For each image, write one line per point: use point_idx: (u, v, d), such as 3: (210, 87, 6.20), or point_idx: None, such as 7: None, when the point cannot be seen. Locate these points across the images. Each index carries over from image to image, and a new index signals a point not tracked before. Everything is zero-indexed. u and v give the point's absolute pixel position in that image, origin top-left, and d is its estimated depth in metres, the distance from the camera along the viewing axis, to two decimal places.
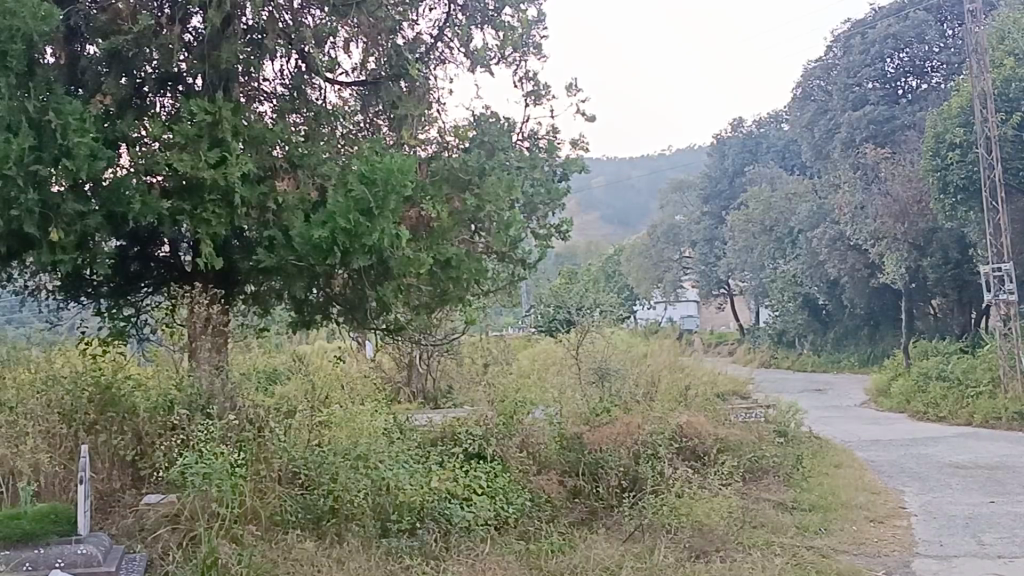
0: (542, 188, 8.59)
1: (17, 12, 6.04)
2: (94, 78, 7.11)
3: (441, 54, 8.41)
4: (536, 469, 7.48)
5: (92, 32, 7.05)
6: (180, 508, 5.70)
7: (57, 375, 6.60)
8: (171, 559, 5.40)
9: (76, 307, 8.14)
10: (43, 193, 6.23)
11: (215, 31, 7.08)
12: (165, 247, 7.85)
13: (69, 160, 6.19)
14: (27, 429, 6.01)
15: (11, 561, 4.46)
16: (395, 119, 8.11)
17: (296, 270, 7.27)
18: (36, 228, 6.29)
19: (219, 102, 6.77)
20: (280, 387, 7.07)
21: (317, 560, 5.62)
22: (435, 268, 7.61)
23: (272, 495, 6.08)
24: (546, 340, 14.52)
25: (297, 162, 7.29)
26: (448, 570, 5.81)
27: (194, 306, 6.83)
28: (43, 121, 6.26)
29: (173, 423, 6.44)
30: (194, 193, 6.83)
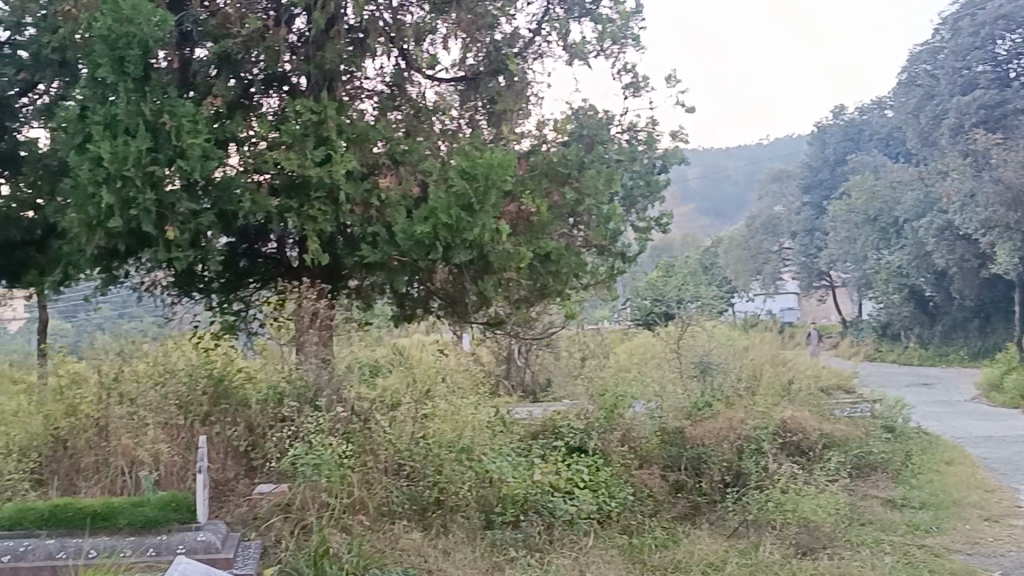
0: (642, 180, 8.54)
1: (133, 19, 6.40)
2: (206, 81, 7.26)
3: (539, 48, 8.38)
4: (637, 462, 7.50)
5: (202, 36, 7.24)
6: (291, 498, 5.84)
7: (174, 367, 6.82)
8: (283, 547, 5.54)
9: (189, 302, 8.43)
10: (159, 193, 6.50)
11: (320, 32, 7.29)
12: (272, 243, 8.17)
13: (183, 161, 6.44)
14: (147, 421, 6.29)
15: (136, 546, 4.64)
16: (494, 115, 8.17)
17: (399, 265, 7.40)
18: (153, 227, 6.53)
19: (325, 101, 6.95)
20: (383, 380, 7.02)
21: (424, 550, 5.72)
22: (535, 262, 7.66)
23: (379, 486, 6.18)
24: (644, 333, 14.44)
25: (399, 159, 7.34)
26: (553, 563, 5.86)
27: (302, 300, 7.05)
28: (158, 124, 6.54)
29: (283, 414, 6.63)
30: (301, 191, 7.03)
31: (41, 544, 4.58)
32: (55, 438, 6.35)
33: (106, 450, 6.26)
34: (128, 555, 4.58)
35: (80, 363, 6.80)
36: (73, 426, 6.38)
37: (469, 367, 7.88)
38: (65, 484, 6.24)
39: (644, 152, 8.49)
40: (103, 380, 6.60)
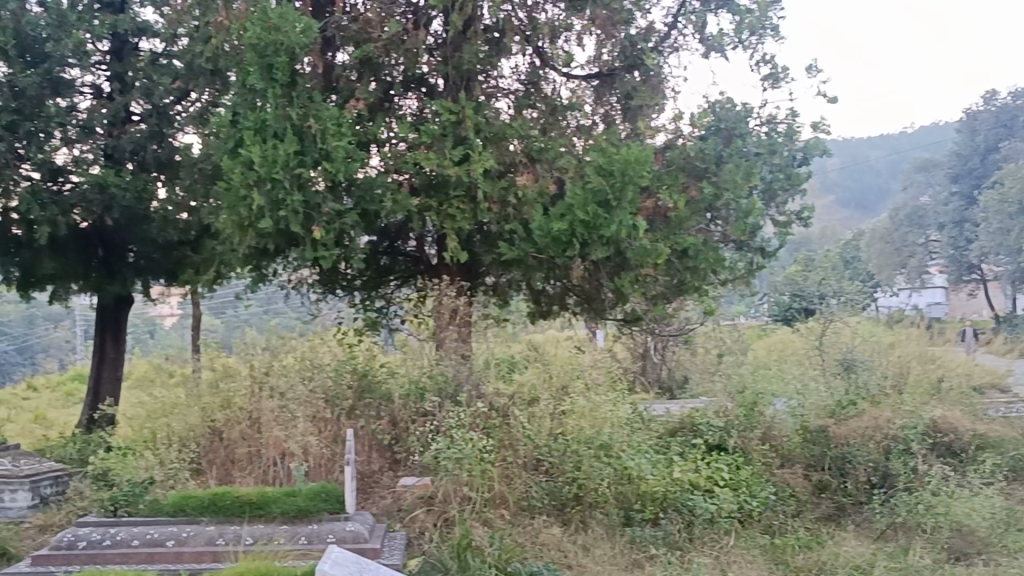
0: (782, 172, 8.33)
1: (281, 28, 6.67)
2: (347, 84, 7.44)
3: (675, 41, 8.31)
4: (779, 461, 7.37)
5: (344, 41, 7.43)
6: (434, 490, 5.98)
7: (320, 362, 7.05)
8: (427, 538, 5.69)
9: (333, 299, 8.73)
10: (306, 194, 6.72)
11: (457, 33, 7.41)
12: (412, 241, 8.31)
13: (328, 163, 6.65)
14: (296, 413, 6.54)
15: (289, 534, 4.84)
16: (630, 110, 8.14)
17: (536, 262, 7.46)
18: (301, 227, 6.76)
19: (463, 101, 7.05)
20: (520, 375, 7.05)
21: (564, 546, 5.78)
22: (673, 258, 7.59)
23: (518, 481, 6.27)
24: (783, 329, 14.11)
25: (534, 156, 7.31)
26: (694, 561, 5.82)
27: (442, 296, 7.23)
28: (305, 127, 6.78)
29: (425, 409, 6.79)
30: (440, 190, 7.16)
31: (202, 530, 4.81)
32: (213, 429, 6.65)
33: (259, 441, 6.52)
34: (282, 542, 4.78)
35: (231, 357, 7.12)
36: (229, 417, 6.67)
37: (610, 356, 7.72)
38: (222, 473, 6.54)
39: (784, 144, 8.28)
40: (255, 373, 6.84)
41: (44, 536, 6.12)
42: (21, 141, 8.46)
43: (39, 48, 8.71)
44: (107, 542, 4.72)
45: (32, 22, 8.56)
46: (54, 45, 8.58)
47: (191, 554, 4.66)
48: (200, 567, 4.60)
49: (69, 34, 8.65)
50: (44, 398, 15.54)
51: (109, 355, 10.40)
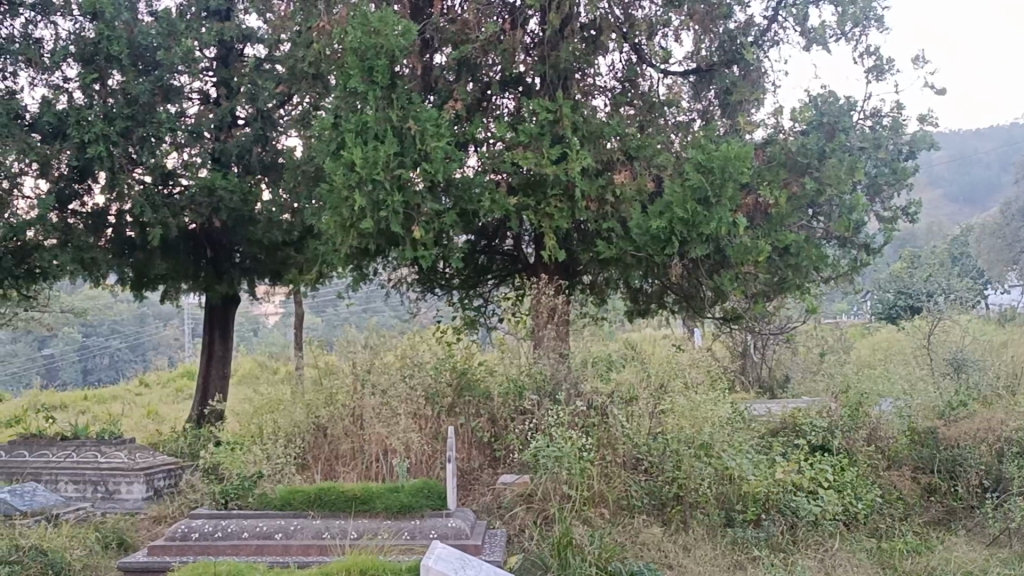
0: (887, 166, 8.10)
1: (381, 31, 6.80)
2: (445, 86, 7.52)
3: (776, 34, 8.14)
4: (886, 463, 7.19)
5: (442, 42, 7.52)
6: (534, 488, 6.02)
7: (421, 360, 7.15)
8: (527, 536, 5.73)
9: (432, 298, 8.84)
10: (406, 194, 6.80)
11: (554, 31, 7.43)
12: (510, 240, 8.34)
13: (427, 163, 6.73)
14: (398, 410, 6.64)
15: (393, 529, 4.91)
16: (728, 105, 8.04)
17: (634, 260, 7.42)
18: (401, 227, 6.86)
19: (560, 100, 7.02)
20: (618, 374, 7.03)
21: (665, 546, 5.76)
22: (774, 255, 7.47)
23: (618, 480, 6.25)
24: (889, 327, 13.74)
25: (633, 154, 7.29)
26: (798, 564, 5.73)
27: (540, 294, 7.28)
28: (404, 129, 6.87)
29: (524, 407, 6.84)
30: (538, 189, 7.17)
31: (309, 523, 4.92)
32: (317, 425, 6.79)
33: (362, 437, 6.67)
34: (386, 536, 4.86)
35: (333, 355, 7.27)
36: (333, 413, 6.81)
37: (710, 354, 7.59)
38: (326, 468, 6.68)
39: (890, 138, 8.07)
40: (357, 372, 6.99)
41: (159, 527, 6.36)
42: (134, 146, 8.77)
43: (150, 57, 9.05)
44: (218, 533, 4.86)
45: (144, 32, 8.92)
46: (165, 53, 8.89)
47: (298, 547, 4.77)
48: (307, 560, 4.70)
49: (179, 42, 8.97)
50: (157, 394, 16.10)
51: (218, 353, 10.70)
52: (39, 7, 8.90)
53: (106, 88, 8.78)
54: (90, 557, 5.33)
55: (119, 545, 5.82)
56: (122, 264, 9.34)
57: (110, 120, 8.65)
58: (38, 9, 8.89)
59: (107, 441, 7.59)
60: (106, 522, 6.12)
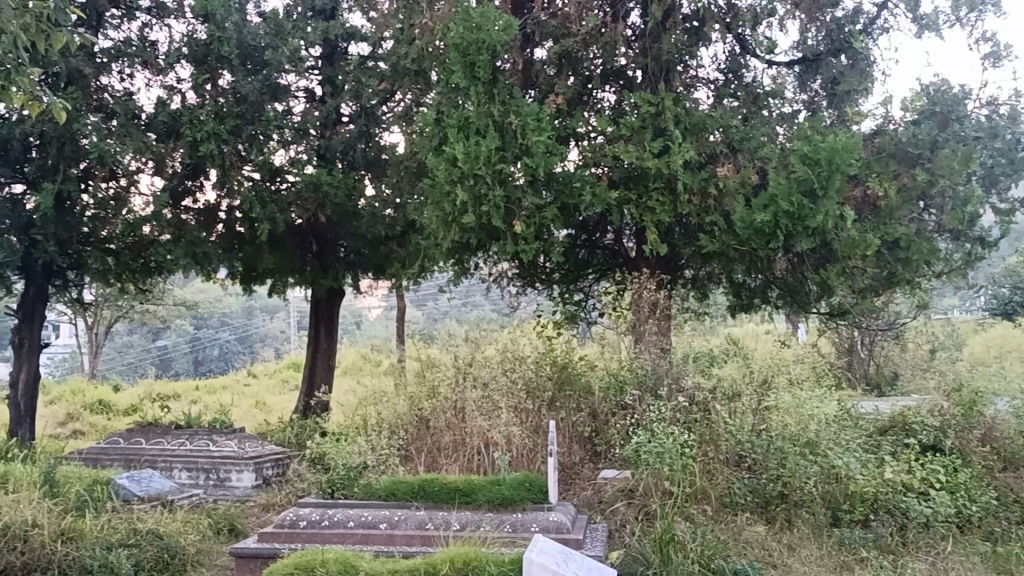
0: (1004, 157, 7.92)
1: (483, 26, 6.88)
2: (546, 80, 7.52)
3: (885, 22, 7.92)
4: (1001, 465, 6.94)
5: (543, 37, 7.55)
6: (635, 483, 6.00)
7: (522, 355, 7.18)
8: (628, 531, 5.71)
9: (533, 292, 8.87)
10: (507, 188, 6.85)
11: (656, 23, 7.35)
12: (610, 234, 8.31)
13: (529, 158, 6.77)
14: (500, 404, 6.68)
15: (495, 521, 4.94)
16: (835, 96, 7.85)
17: (738, 255, 7.30)
18: (503, 221, 6.89)
19: (662, 93, 6.96)
20: (720, 370, 6.96)
21: (769, 545, 5.66)
22: (883, 249, 7.28)
23: (720, 477, 6.15)
24: (1004, 324, 13.21)
25: (736, 146, 7.16)
26: (908, 567, 5.56)
27: (641, 289, 7.24)
28: (506, 124, 6.91)
29: (625, 402, 6.82)
30: (640, 182, 7.12)
31: (412, 513, 4.97)
32: (419, 417, 6.89)
33: (464, 430, 6.70)
34: (487, 528, 4.89)
35: (436, 350, 7.38)
36: (435, 406, 6.89)
37: (815, 350, 7.42)
38: (429, 461, 6.70)
39: (1007, 127, 7.78)
40: (458, 366, 7.08)
41: (268, 515, 6.53)
42: (244, 143, 9.00)
43: (259, 56, 9.30)
44: (325, 522, 4.95)
45: (253, 33, 9.17)
46: (273, 53, 9.13)
47: (402, 537, 4.84)
48: (412, 550, 4.77)
49: (286, 42, 9.19)
50: (265, 385, 16.54)
51: (324, 344, 10.91)
52: (155, 11, 9.23)
53: (217, 88, 9.04)
54: (203, 542, 5.52)
55: (229, 531, 6.01)
56: (232, 259, 9.59)
57: (220, 119, 8.91)
58: (154, 13, 9.22)
59: (219, 431, 7.83)
60: (217, 509, 6.32)
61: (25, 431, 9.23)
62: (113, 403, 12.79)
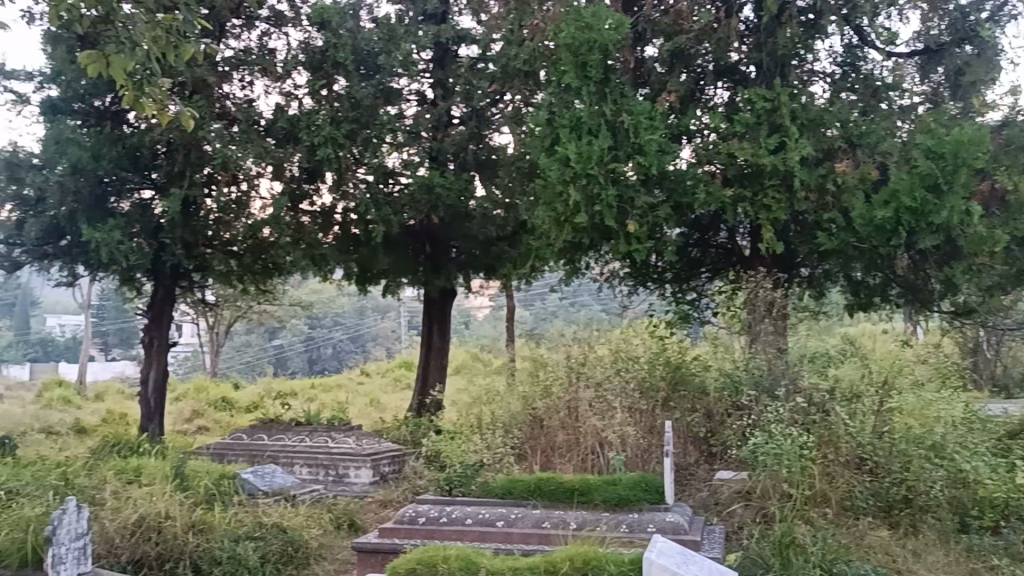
0: None
1: (594, 25, 6.91)
2: (657, 79, 7.46)
3: (1013, 8, 7.59)
4: None
5: (654, 34, 7.51)
6: (752, 485, 5.93)
7: (634, 354, 7.19)
8: (745, 533, 5.66)
9: (644, 290, 8.81)
10: (620, 188, 6.86)
11: (771, 17, 7.21)
12: (723, 232, 8.21)
13: (642, 157, 6.76)
14: (613, 403, 6.66)
15: (612, 520, 4.92)
16: (959, 87, 7.58)
17: (857, 252, 7.12)
18: (615, 221, 6.88)
19: (778, 88, 6.84)
20: (838, 370, 6.80)
21: (893, 550, 5.51)
22: (1013, 245, 7.00)
23: (841, 479, 6.00)
24: None
25: (855, 141, 6.99)
26: None
27: (756, 287, 7.15)
28: (618, 123, 6.91)
29: (741, 403, 6.71)
30: (755, 180, 7.01)
31: (529, 512, 5.00)
32: (533, 416, 6.95)
33: (577, 429, 6.70)
34: (604, 528, 4.87)
35: (549, 350, 7.41)
36: (548, 405, 6.93)
37: (940, 350, 7.18)
38: (543, 459, 6.77)
39: None
40: (570, 366, 7.13)
41: (387, 511, 6.66)
42: (359, 147, 9.20)
43: (372, 61, 9.45)
44: (443, 518, 5.00)
45: (368, 38, 9.35)
46: (386, 58, 9.29)
47: (520, 535, 4.85)
48: (529, 548, 4.78)
49: (399, 46, 9.35)
50: (378, 383, 16.87)
51: (436, 344, 11.02)
52: (273, 20, 9.49)
53: (333, 93, 9.25)
54: (325, 536, 5.71)
55: (349, 526, 6.15)
56: (347, 260, 9.81)
57: (336, 123, 9.12)
58: (272, 22, 9.48)
59: (337, 428, 7.99)
60: (337, 504, 6.49)
61: (155, 427, 9.63)
62: (235, 401, 13.23)
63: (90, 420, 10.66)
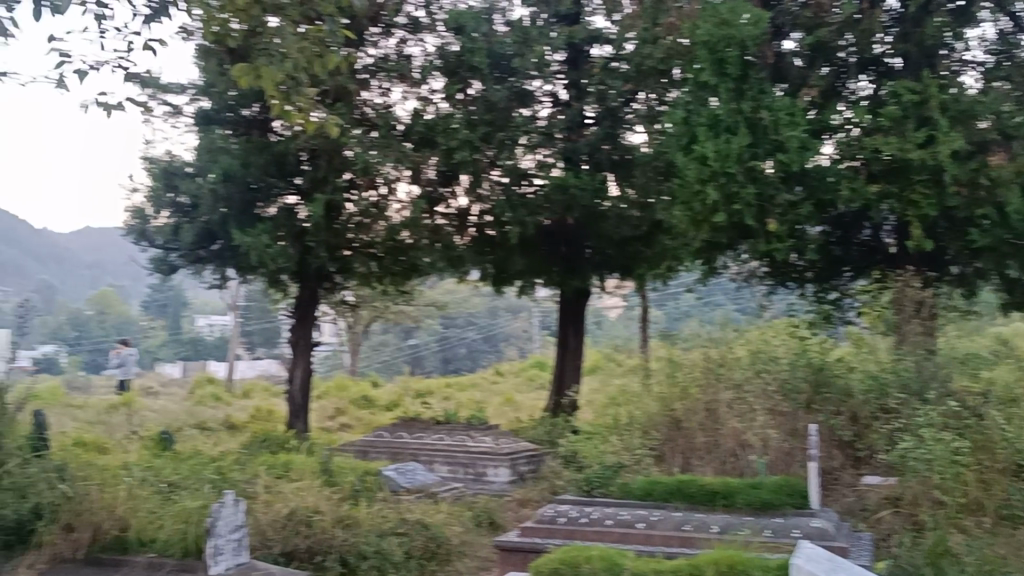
0: None
1: (732, 22, 6.83)
2: (797, 73, 7.30)
3: None
4: None
5: (794, 27, 7.34)
6: (901, 492, 5.76)
7: (775, 355, 7.07)
8: (894, 541, 5.55)
9: (785, 289, 8.60)
10: (759, 186, 6.75)
11: (918, 6, 6.93)
12: (868, 229, 7.96)
13: (782, 154, 6.64)
14: (753, 405, 6.72)
15: (756, 525, 4.83)
16: None
17: (1013, 249, 6.80)
18: (754, 220, 6.80)
19: (926, 80, 6.60)
20: (991, 372, 6.38)
21: None
22: None
23: (997, 487, 5.51)
24: None
25: (1010, 133, 6.66)
26: None
27: (904, 285, 7.07)
28: (757, 120, 6.77)
29: (889, 406, 6.48)
30: (901, 175, 6.76)
31: (670, 515, 4.97)
32: (671, 418, 6.98)
33: (717, 431, 6.77)
34: (747, 533, 4.77)
35: (687, 351, 7.34)
36: (687, 407, 6.97)
37: None
38: (683, 461, 6.86)
39: None
40: (710, 364, 7.13)
41: (526, 510, 6.72)
42: (494, 149, 9.30)
43: (505, 64, 9.46)
44: (584, 519, 5.03)
45: (501, 41, 9.37)
46: (520, 60, 9.32)
47: (660, 537, 4.73)
48: (671, 551, 4.66)
49: (533, 48, 9.34)
50: (511, 383, 17.02)
51: (572, 344, 11.04)
52: (410, 26, 9.67)
53: (468, 96, 9.37)
54: (467, 533, 5.82)
55: (490, 525, 6.23)
56: (484, 261, 9.94)
57: (472, 126, 9.24)
58: (409, 29, 9.65)
59: (475, 428, 8.24)
60: (478, 502, 6.59)
61: (302, 424, 9.96)
62: (375, 399, 13.58)
63: (241, 416, 11.12)
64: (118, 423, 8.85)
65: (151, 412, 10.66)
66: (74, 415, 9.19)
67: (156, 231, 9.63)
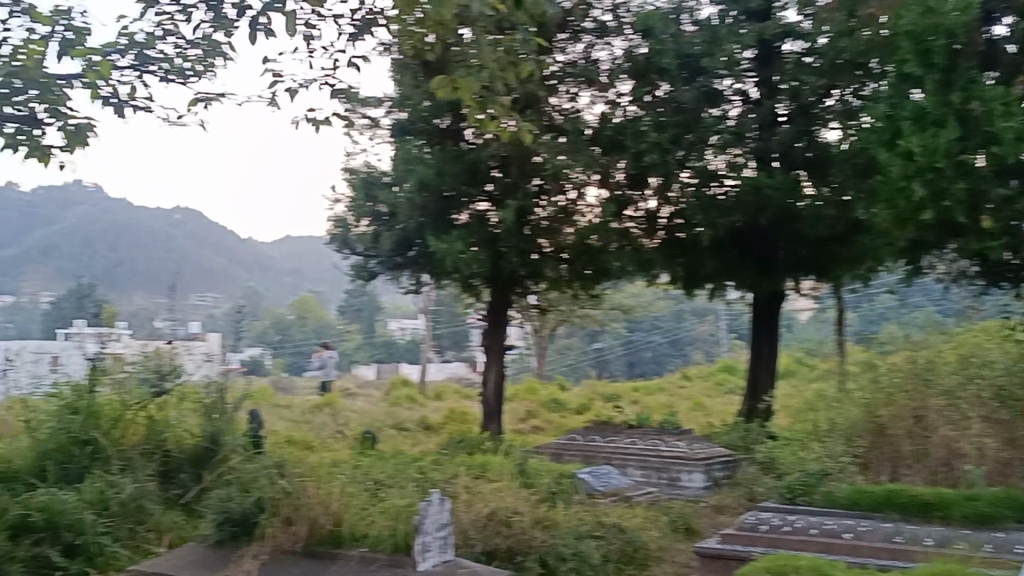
0: None
1: (939, 8, 6.49)
2: (1011, 61, 6.74)
3: None
4: None
5: (1006, 9, 6.79)
6: None
7: (989, 360, 6.70)
8: None
9: (998, 290, 8.06)
10: (972, 180, 6.41)
11: None
12: None
13: (1000, 147, 6.14)
14: (967, 413, 6.46)
15: (974, 539, 4.61)
16: None
17: None
18: (966, 217, 6.49)
19: None
20: None
21: None
22: None
23: None
24: None
25: None
26: None
27: None
28: (967, 111, 6.40)
29: None
30: None
31: (880, 527, 4.79)
32: (877, 425, 6.80)
33: (928, 440, 6.56)
34: (965, 546, 4.55)
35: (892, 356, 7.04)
36: (894, 414, 6.76)
37: None
38: (891, 469, 6.68)
39: None
40: (917, 369, 6.86)
41: (723, 517, 6.60)
42: (684, 150, 9.24)
43: (694, 64, 9.24)
44: (788, 527, 4.92)
45: (689, 40, 9.16)
46: (710, 60, 9.09)
47: (869, 549, 4.52)
48: (883, 564, 4.44)
49: (722, 47, 9.06)
50: (699, 387, 16.83)
51: (765, 349, 10.74)
52: (598, 30, 9.65)
53: (657, 98, 9.35)
54: (664, 539, 5.77)
55: (687, 531, 6.16)
56: (674, 265, 9.90)
57: (662, 128, 9.22)
58: (597, 33, 9.64)
59: (669, 433, 8.24)
60: (674, 507, 6.53)
61: (495, 426, 10.14)
62: (566, 402, 13.68)
63: (436, 418, 11.44)
64: (324, 423, 9.31)
65: (354, 412, 11.18)
66: (284, 414, 9.76)
67: (357, 239, 10.08)
